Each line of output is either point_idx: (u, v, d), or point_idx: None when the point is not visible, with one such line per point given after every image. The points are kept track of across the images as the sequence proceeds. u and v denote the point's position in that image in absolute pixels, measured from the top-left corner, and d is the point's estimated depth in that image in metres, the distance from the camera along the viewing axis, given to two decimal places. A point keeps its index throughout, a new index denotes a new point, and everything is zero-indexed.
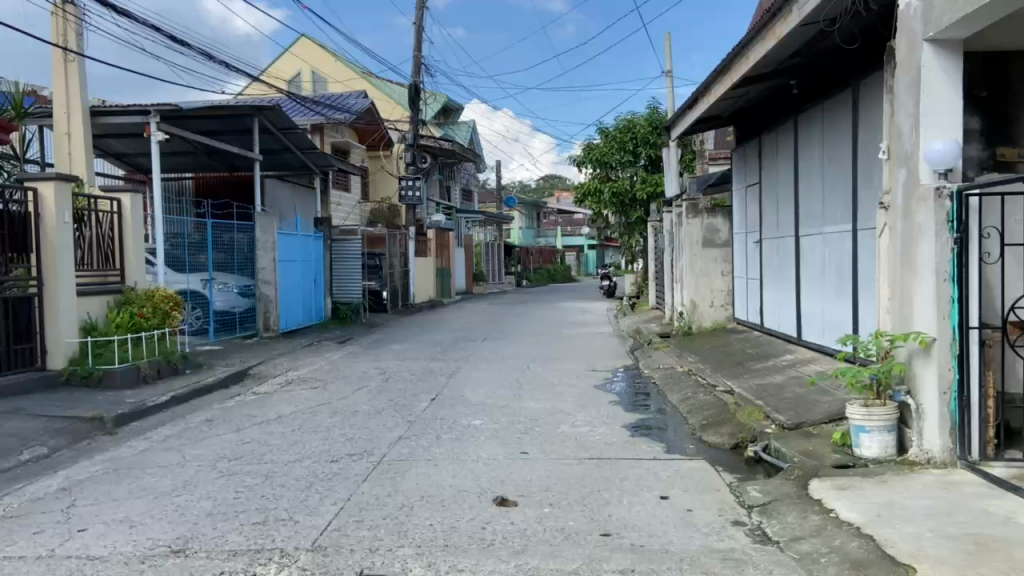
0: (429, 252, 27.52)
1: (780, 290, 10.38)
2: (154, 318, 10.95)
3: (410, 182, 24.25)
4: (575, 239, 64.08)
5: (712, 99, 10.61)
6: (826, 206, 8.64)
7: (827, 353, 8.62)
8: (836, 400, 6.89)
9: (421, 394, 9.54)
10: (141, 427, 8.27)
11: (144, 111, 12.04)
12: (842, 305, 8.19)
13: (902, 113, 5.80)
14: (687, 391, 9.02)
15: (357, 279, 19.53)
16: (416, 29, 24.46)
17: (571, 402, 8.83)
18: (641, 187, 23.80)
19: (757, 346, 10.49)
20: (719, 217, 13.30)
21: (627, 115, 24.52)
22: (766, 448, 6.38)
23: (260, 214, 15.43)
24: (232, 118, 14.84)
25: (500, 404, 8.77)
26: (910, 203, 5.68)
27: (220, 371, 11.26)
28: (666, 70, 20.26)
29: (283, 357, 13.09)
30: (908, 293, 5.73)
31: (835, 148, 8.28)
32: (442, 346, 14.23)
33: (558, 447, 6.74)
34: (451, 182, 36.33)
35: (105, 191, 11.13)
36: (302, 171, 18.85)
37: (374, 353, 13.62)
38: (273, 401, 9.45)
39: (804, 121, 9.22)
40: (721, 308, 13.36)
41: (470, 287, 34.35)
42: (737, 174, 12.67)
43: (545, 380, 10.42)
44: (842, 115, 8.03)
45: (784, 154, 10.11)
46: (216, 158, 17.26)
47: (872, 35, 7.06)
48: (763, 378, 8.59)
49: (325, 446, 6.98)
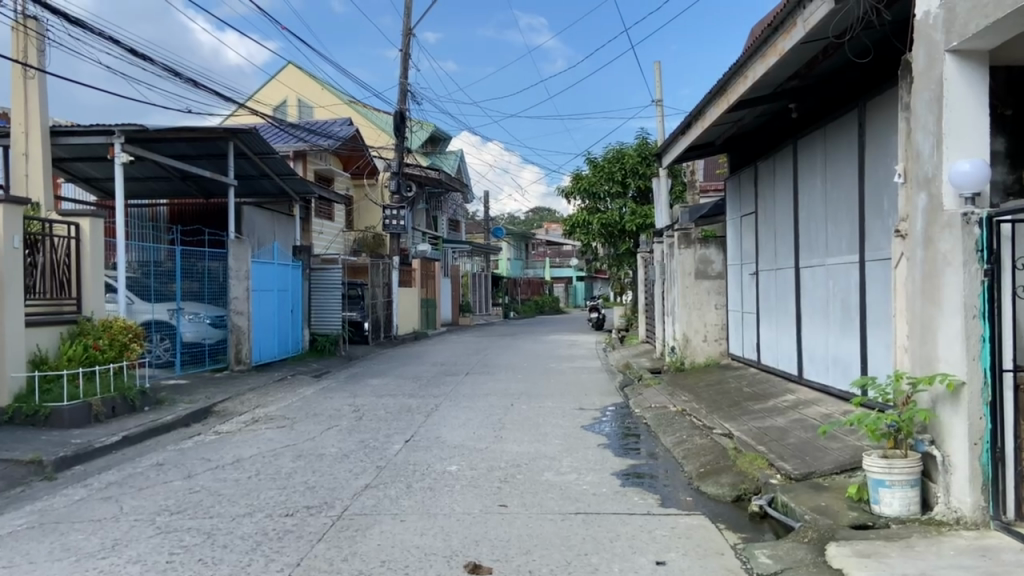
0: (413, 282, 26.86)
1: (778, 324, 9.80)
2: (111, 350, 10.25)
3: (393, 211, 23.65)
4: (564, 271, 63.74)
5: (705, 124, 10.12)
6: (828, 235, 8.10)
7: (832, 394, 8.00)
8: (847, 448, 6.25)
9: (395, 435, 8.82)
10: (83, 472, 7.52)
11: (108, 132, 11.30)
12: (849, 342, 7.61)
13: (921, 131, 5.27)
14: (682, 433, 8.35)
15: (336, 309, 18.80)
16: (403, 56, 24.10)
17: (557, 445, 8.16)
18: (631, 218, 23.29)
19: (754, 384, 9.86)
20: (712, 248, 12.75)
21: (617, 145, 24.08)
22: (772, 502, 5.73)
23: (234, 241, 14.77)
24: (205, 142, 14.27)
25: (480, 447, 8.08)
26: (931, 231, 5.11)
27: (181, 408, 10.51)
28: (656, 99, 19.89)
29: (252, 392, 12.33)
30: (930, 331, 5.14)
31: (839, 174, 7.77)
32: (423, 381, 13.50)
33: (540, 499, 6.06)
34: (438, 212, 35.82)
35: (62, 216, 10.46)
36: (281, 198, 18.22)
37: (349, 389, 12.87)
38: (234, 443, 8.71)
39: (804, 146, 8.72)
40: (715, 343, 12.74)
41: (457, 319, 33.66)
42: (732, 204, 12.17)
43: (529, 419, 9.72)
44: (847, 139, 7.54)
45: (781, 181, 9.60)
46: (191, 184, 16.64)
47: (884, 51, 6.61)
48: (764, 420, 7.94)
49: (281, 497, 6.24)
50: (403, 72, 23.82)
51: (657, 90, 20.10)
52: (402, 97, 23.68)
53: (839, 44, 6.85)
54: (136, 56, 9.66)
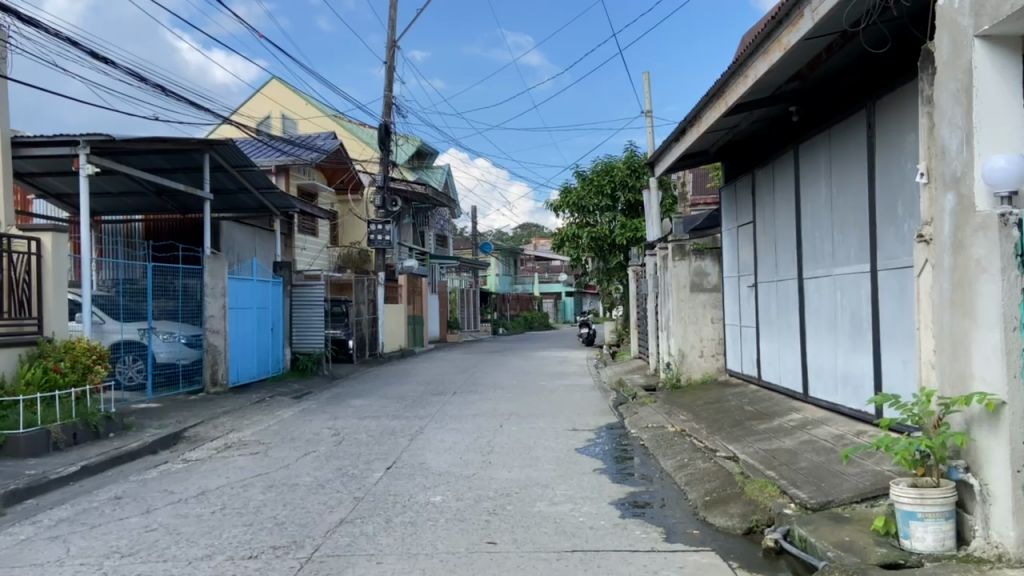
0: (399, 298, 26.28)
1: (781, 339, 9.30)
2: (73, 373, 9.63)
3: (378, 225, 23.07)
4: (552, 287, 63.37)
5: (701, 130, 9.62)
6: (835, 243, 7.63)
7: (842, 414, 7.50)
8: (867, 474, 5.74)
9: (375, 461, 8.23)
10: (34, 507, 6.88)
11: (72, 142, 10.72)
12: (860, 358, 7.13)
13: (947, 126, 4.80)
14: (683, 455, 7.81)
15: (318, 328, 18.25)
16: (387, 68, 23.67)
17: (549, 471, 7.59)
18: (621, 232, 22.87)
19: (756, 402, 9.35)
20: (707, 260, 12.25)
21: (605, 158, 23.66)
22: (788, 535, 5.20)
23: (211, 257, 14.19)
24: (180, 154, 13.75)
25: (466, 473, 7.51)
26: (962, 234, 4.64)
27: (149, 434, 9.87)
28: (646, 110, 19.52)
29: (227, 416, 11.69)
30: (962, 346, 4.65)
31: (846, 178, 7.34)
32: (407, 402, 12.91)
33: (532, 535, 5.49)
34: (424, 228, 35.28)
35: (22, 231, 9.85)
36: (261, 213, 17.65)
37: (330, 411, 12.22)
38: (201, 472, 8.09)
39: (806, 149, 8.28)
40: (712, 358, 12.24)
41: (444, 335, 33.08)
42: (727, 215, 11.71)
43: (519, 442, 9.15)
44: (855, 140, 7.11)
45: (781, 188, 9.16)
46: (166, 198, 16.06)
47: (900, 42, 6.19)
48: (770, 442, 7.42)
49: (246, 536, 5.64)
50: (387, 84, 23.38)
51: (646, 101, 19.71)
52: (387, 111, 23.21)
53: (851, 35, 6.41)
54: (98, 60, 9.12)
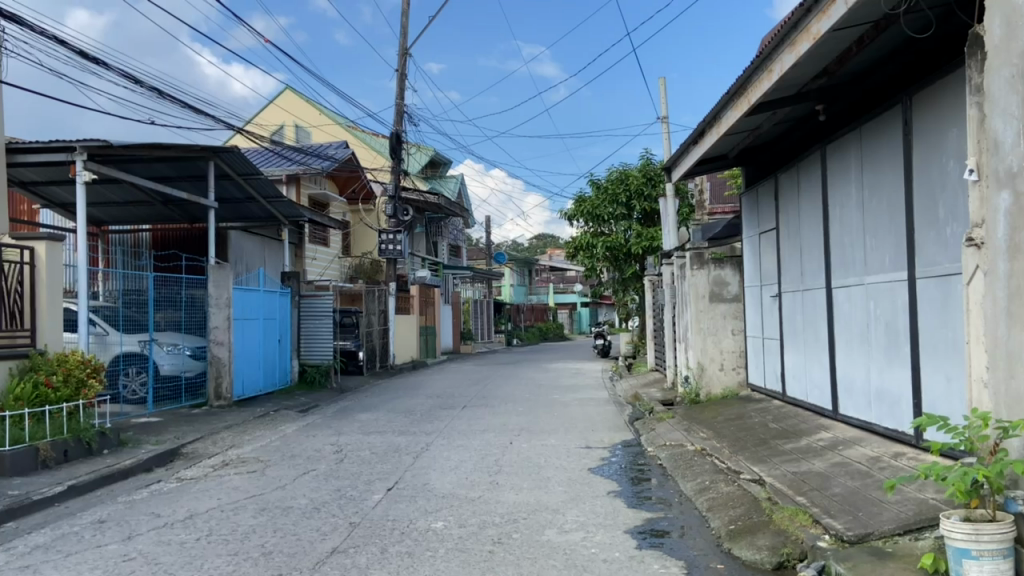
0: (410, 309, 25.85)
1: (807, 353, 8.77)
2: (66, 387, 9.23)
3: (389, 235, 22.68)
4: (568, 297, 62.90)
5: (722, 131, 9.10)
6: (866, 250, 7.12)
7: (877, 433, 6.98)
8: (909, 503, 5.21)
9: (376, 482, 7.76)
10: (10, 532, 6.47)
11: (68, 148, 10.41)
12: (897, 373, 6.62)
13: (998, 116, 4.31)
14: (704, 477, 7.29)
15: (327, 338, 17.77)
16: (398, 76, 23.36)
17: (561, 494, 7.08)
18: (636, 241, 22.31)
19: (781, 419, 8.82)
20: (727, 269, 11.74)
21: (620, 166, 23.18)
22: (824, 572, 4.68)
23: (214, 266, 13.83)
24: (185, 161, 13.46)
25: (471, 496, 7.03)
26: (1018, 237, 4.15)
27: (144, 452, 9.47)
28: (662, 116, 19.03)
29: (228, 431, 11.29)
30: (1019, 363, 4.13)
31: (878, 179, 6.85)
32: (415, 416, 12.44)
33: (539, 569, 5.00)
34: (437, 238, 34.91)
35: (14, 240, 9.51)
36: (270, 223, 17.30)
37: (334, 426, 11.79)
38: (192, 493, 7.67)
39: (835, 149, 7.79)
40: (732, 372, 11.69)
41: (457, 346, 32.62)
42: (748, 221, 11.20)
43: (528, 461, 8.67)
44: (889, 139, 6.64)
45: (807, 191, 8.66)
46: (173, 208, 15.77)
47: (949, 26, 5.68)
48: (799, 464, 6.89)
49: (229, 567, 5.19)
50: (398, 92, 23.07)
51: (662, 106, 19.23)
52: (398, 119, 22.88)
53: (892, 21, 5.92)
54: (89, 60, 8.79)
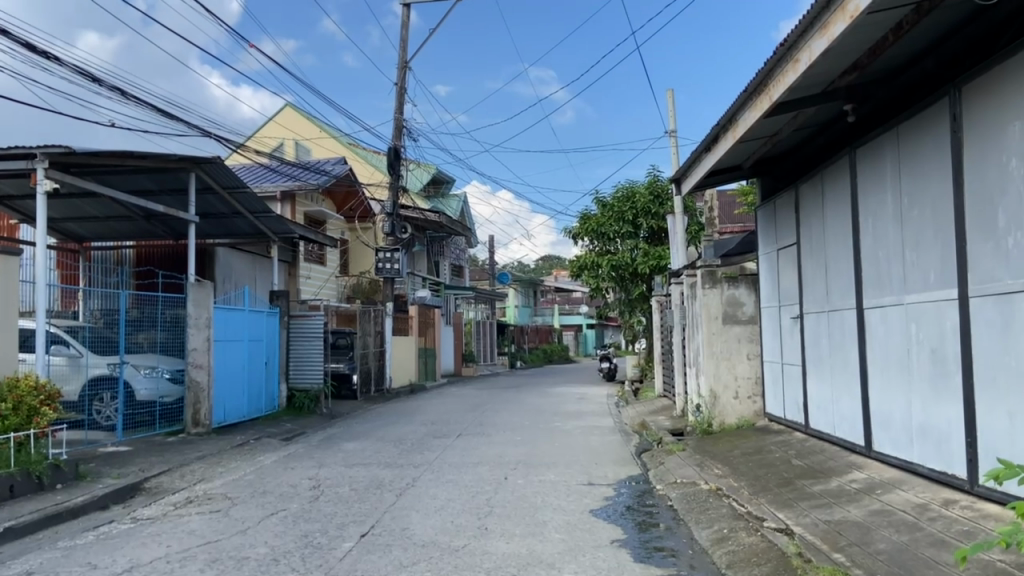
0: (408, 330, 24.95)
1: (834, 381, 7.89)
2: (14, 416, 8.34)
3: (387, 253, 21.88)
4: (573, 318, 62.06)
5: (737, 134, 8.25)
6: (906, 264, 6.26)
7: (921, 475, 6.08)
8: (973, 567, 4.29)
9: (349, 526, 6.88)
10: None
11: (28, 154, 9.69)
12: (944, 406, 5.74)
13: None
14: (722, 524, 6.37)
15: (317, 361, 16.92)
16: (398, 91, 22.72)
17: (557, 544, 6.16)
18: (643, 260, 21.55)
19: (805, 455, 7.92)
20: (742, 288, 10.91)
21: (627, 183, 22.38)
22: None
23: (194, 285, 13.00)
24: (165, 173, 12.75)
25: (455, 545, 6.15)
26: None
27: (101, 487, 8.61)
28: (669, 130, 18.24)
29: (201, 463, 10.45)
30: None
31: (920, 184, 6.02)
32: (405, 446, 11.57)
33: None
34: (439, 257, 34.14)
35: None
36: (259, 240, 16.51)
37: (317, 457, 10.90)
38: (141, 539, 6.79)
39: (867, 153, 6.96)
40: (748, 401, 10.80)
41: (458, 369, 31.68)
42: (765, 237, 10.34)
43: (523, 500, 7.77)
44: (933, 139, 5.83)
45: (833, 201, 7.82)
46: (157, 223, 15.03)
47: (1014, 4, 4.88)
48: (833, 510, 5.97)
49: None
50: (397, 107, 22.39)
51: (669, 120, 18.45)
52: (397, 134, 22.19)
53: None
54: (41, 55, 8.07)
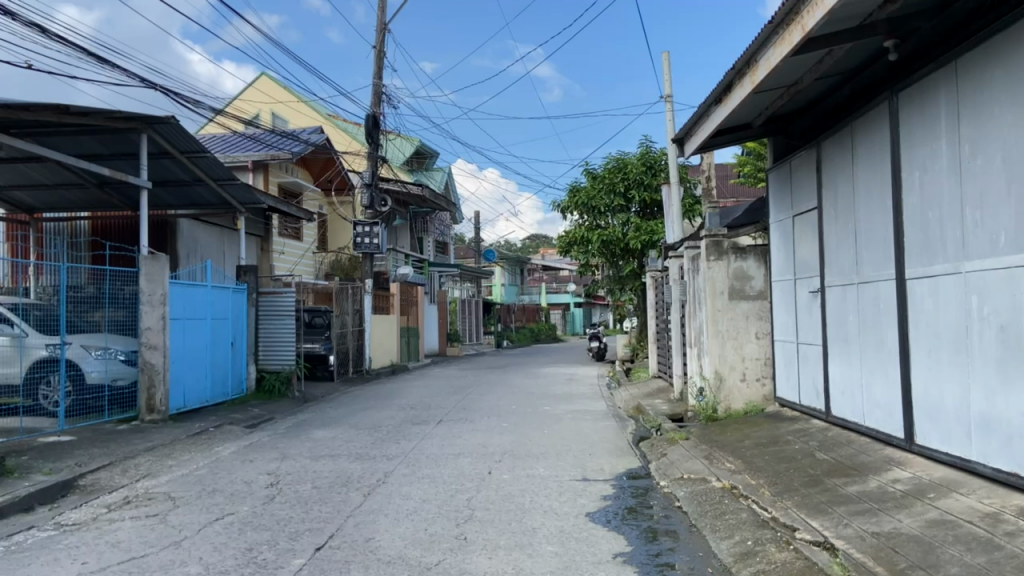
0: (389, 308, 23.82)
1: (865, 364, 6.91)
2: None
3: (365, 227, 20.60)
4: (562, 297, 61.05)
5: (757, 78, 7.14)
6: (966, 226, 5.24)
7: (983, 474, 5.11)
8: None
9: (304, 536, 5.83)
10: None
11: None
12: (1016, 394, 4.77)
13: None
14: (745, 534, 5.36)
15: (289, 342, 15.68)
16: (376, 56, 21.43)
17: (549, 560, 5.13)
18: (635, 235, 20.32)
19: (831, 446, 6.96)
20: (751, 260, 9.92)
21: (618, 153, 21.27)
22: None
23: (146, 257, 11.84)
24: (114, 134, 11.54)
25: (426, 562, 5.09)
26: None
27: (25, 485, 7.50)
28: (665, 95, 17.07)
29: (148, 455, 9.34)
30: None
31: (988, 129, 5.00)
32: (380, 434, 10.53)
33: None
34: (423, 233, 32.95)
35: None
36: (224, 211, 15.26)
37: (282, 448, 9.83)
38: (56, 552, 5.71)
39: (914, 96, 5.91)
40: (756, 384, 9.83)
41: (443, 349, 30.62)
42: (779, 202, 9.30)
43: (510, 501, 6.74)
44: (1008, 73, 4.80)
45: (866, 157, 6.79)
46: (111, 191, 13.78)
47: None
48: (880, 518, 4.98)
49: None
50: (376, 73, 21.11)
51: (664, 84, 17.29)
52: (375, 100, 20.95)
53: None
54: None
